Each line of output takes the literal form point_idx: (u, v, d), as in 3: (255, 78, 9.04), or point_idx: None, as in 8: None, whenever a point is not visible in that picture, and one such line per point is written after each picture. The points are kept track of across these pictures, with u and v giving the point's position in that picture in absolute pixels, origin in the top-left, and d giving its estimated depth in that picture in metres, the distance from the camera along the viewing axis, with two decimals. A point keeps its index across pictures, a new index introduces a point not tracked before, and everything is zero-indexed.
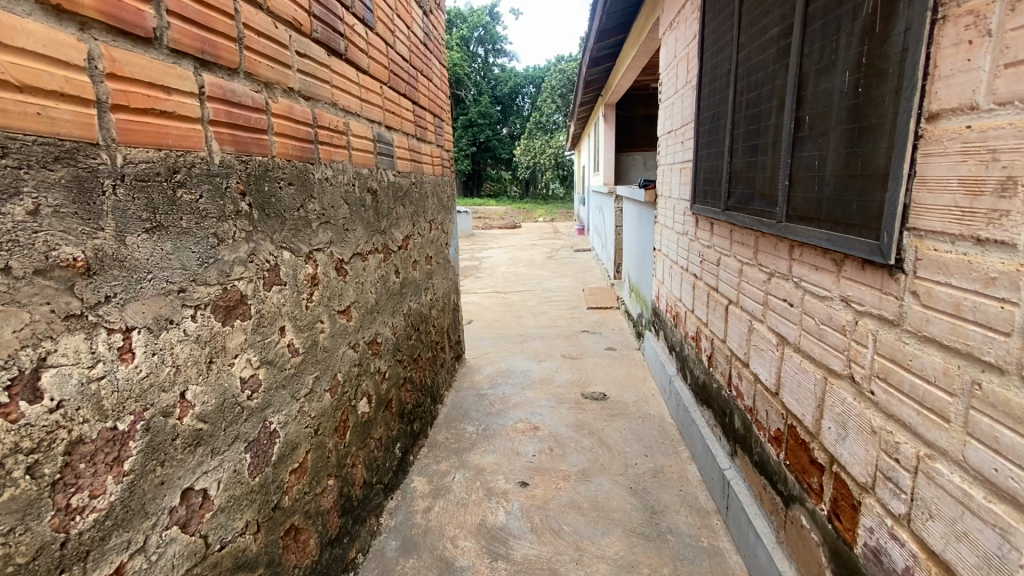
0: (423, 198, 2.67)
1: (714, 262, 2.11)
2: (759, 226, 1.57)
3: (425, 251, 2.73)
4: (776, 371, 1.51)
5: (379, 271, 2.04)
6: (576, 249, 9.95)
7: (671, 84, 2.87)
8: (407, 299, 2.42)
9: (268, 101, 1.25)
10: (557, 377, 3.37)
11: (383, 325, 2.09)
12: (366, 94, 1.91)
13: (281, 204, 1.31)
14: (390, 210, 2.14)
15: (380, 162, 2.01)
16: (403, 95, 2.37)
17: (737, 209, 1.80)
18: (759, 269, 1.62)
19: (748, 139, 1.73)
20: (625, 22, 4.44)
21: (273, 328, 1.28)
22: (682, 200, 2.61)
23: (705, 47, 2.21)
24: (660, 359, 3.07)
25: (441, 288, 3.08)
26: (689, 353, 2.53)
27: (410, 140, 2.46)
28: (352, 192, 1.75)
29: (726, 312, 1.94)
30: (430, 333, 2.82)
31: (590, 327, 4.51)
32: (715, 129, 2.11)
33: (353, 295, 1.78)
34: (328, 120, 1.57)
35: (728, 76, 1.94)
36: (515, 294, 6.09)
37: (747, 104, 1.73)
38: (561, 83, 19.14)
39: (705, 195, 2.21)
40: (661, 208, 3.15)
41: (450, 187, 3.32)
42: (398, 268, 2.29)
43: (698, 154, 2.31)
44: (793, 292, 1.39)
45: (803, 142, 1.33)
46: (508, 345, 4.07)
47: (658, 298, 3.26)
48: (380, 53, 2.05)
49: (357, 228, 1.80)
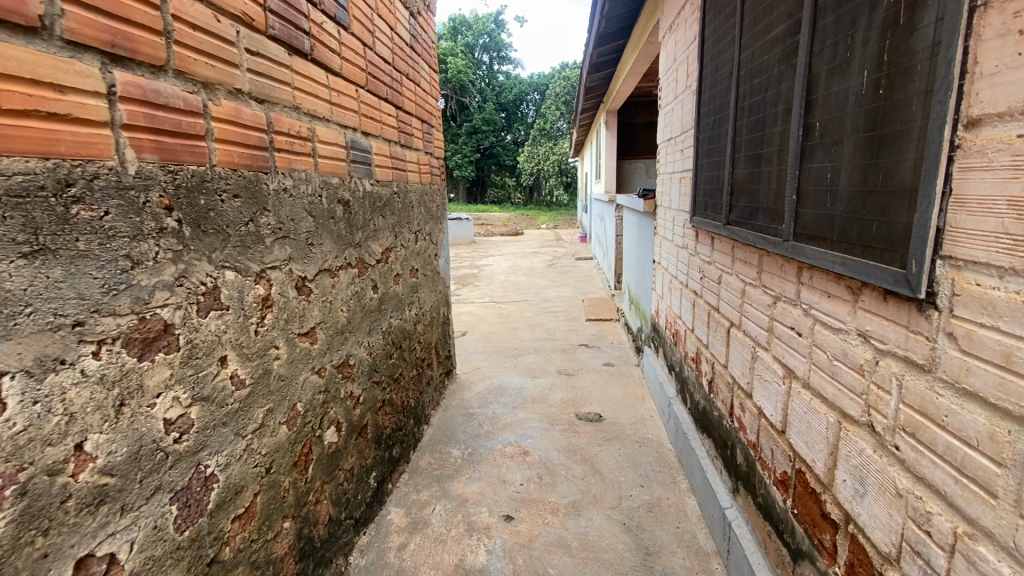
0: (408, 207, 2.53)
1: (714, 280, 1.95)
2: (763, 244, 1.41)
3: (409, 263, 2.59)
4: (782, 407, 1.35)
5: (352, 287, 1.90)
6: (578, 257, 9.79)
7: (670, 90, 2.72)
8: (387, 315, 2.27)
9: (206, 103, 1.11)
10: (550, 395, 3.20)
11: (357, 345, 1.94)
12: (337, 98, 1.77)
13: (223, 218, 1.17)
14: (367, 221, 2.00)
15: (354, 170, 1.87)
16: (384, 99, 2.24)
17: (739, 224, 1.64)
18: (763, 291, 1.46)
19: (751, 148, 1.57)
20: (625, 26, 4.29)
21: (210, 360, 1.13)
22: (682, 211, 2.46)
23: (705, 50, 2.06)
24: (659, 379, 2.90)
25: (428, 301, 2.93)
26: (689, 375, 2.36)
27: (392, 147, 2.32)
28: (318, 203, 1.61)
29: (728, 336, 1.78)
30: (414, 349, 2.67)
31: (589, 340, 4.34)
32: (715, 137, 1.95)
33: (318, 316, 1.63)
34: (286, 125, 1.43)
35: (729, 79, 1.79)
36: (513, 304, 5.93)
37: (750, 110, 1.58)
38: (565, 89, 19.02)
39: (705, 207, 2.05)
40: (660, 219, 3.00)
41: (440, 195, 3.18)
42: (377, 282, 2.15)
43: (698, 164, 2.15)
44: (801, 321, 1.23)
45: (812, 152, 1.18)
46: (502, 359, 3.91)
47: (658, 313, 3.10)
48: (355, 54, 1.91)
49: (324, 243, 1.66)
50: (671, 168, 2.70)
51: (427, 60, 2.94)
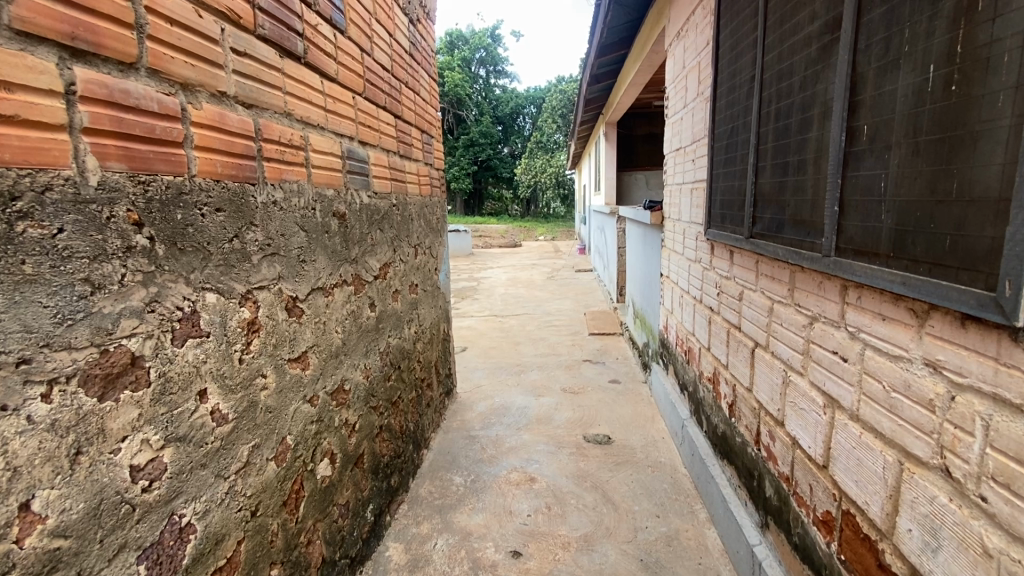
0: (407, 220, 2.41)
1: (734, 297, 1.83)
2: (797, 259, 1.30)
3: (408, 279, 2.46)
4: (824, 439, 1.23)
5: (348, 306, 1.77)
6: (577, 269, 9.69)
7: (679, 98, 2.63)
8: (385, 335, 2.14)
9: (184, 106, 0.99)
10: (555, 416, 3.06)
11: (353, 368, 1.81)
12: (333, 105, 1.66)
13: (203, 235, 1.04)
14: (364, 235, 1.88)
15: (350, 181, 1.75)
16: (382, 107, 2.13)
17: (765, 238, 1.53)
18: (797, 311, 1.35)
19: (778, 156, 1.47)
20: (626, 36, 4.22)
21: (186, 395, 1.00)
22: (694, 223, 2.35)
23: (720, 55, 1.97)
24: (670, 398, 2.77)
25: (428, 318, 2.80)
26: (705, 397, 2.23)
27: (391, 157, 2.21)
28: (311, 217, 1.49)
29: (753, 357, 1.66)
30: (414, 370, 2.54)
31: (592, 356, 4.21)
32: (732, 145, 1.85)
33: (311, 338, 1.50)
34: (276, 133, 1.32)
35: (750, 84, 1.69)
36: (513, 318, 5.80)
37: (776, 115, 1.48)
38: (562, 102, 19.06)
39: (722, 220, 1.94)
40: (669, 231, 2.89)
41: (440, 208, 3.06)
42: (374, 300, 2.02)
43: (713, 174, 2.05)
44: (847, 345, 1.11)
45: (858, 159, 1.07)
46: (503, 377, 3.77)
47: (667, 329, 2.98)
48: (352, 60, 1.80)
49: (318, 259, 1.54)
50: (680, 179, 2.60)
51: (427, 69, 2.84)
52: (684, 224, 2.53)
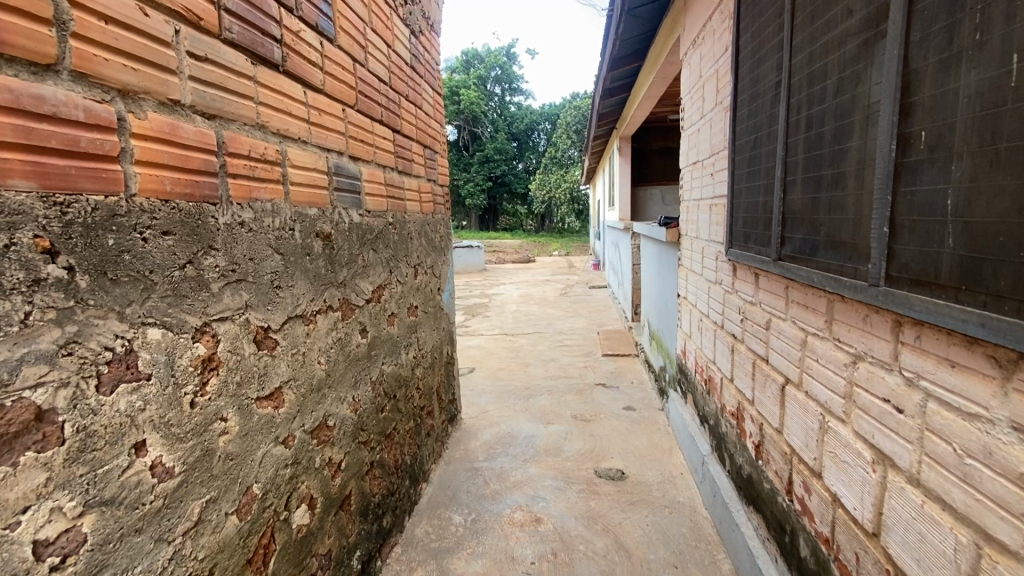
0: (406, 239, 2.27)
1: (761, 325, 1.64)
2: (836, 287, 1.11)
3: (407, 301, 2.31)
4: (872, 502, 1.04)
5: (334, 334, 1.62)
6: (591, 286, 9.49)
7: (695, 110, 2.47)
8: (379, 362, 1.99)
9: (122, 115, 0.87)
10: (565, 446, 2.87)
11: (339, 402, 1.66)
12: (320, 117, 1.54)
13: (144, 262, 0.91)
14: (355, 257, 1.74)
15: (338, 200, 1.62)
16: (379, 121, 2.00)
17: (796, 261, 1.35)
18: (836, 347, 1.16)
19: (811, 168, 1.29)
20: (640, 48, 4.09)
21: (116, 450, 0.85)
22: (713, 242, 2.17)
23: (741, 61, 1.81)
24: (689, 430, 2.56)
25: (429, 341, 2.65)
26: (728, 433, 2.02)
27: (388, 173, 2.08)
28: (289, 238, 1.35)
29: (783, 395, 1.46)
30: (413, 398, 2.38)
31: (606, 379, 4.01)
32: (756, 157, 1.68)
33: (287, 372, 1.36)
34: (246, 146, 1.19)
35: (775, 90, 1.52)
36: (524, 337, 5.62)
37: (807, 123, 1.31)
38: (577, 118, 19.03)
39: (745, 240, 1.76)
40: (686, 249, 2.70)
41: (444, 226, 2.93)
42: (366, 326, 1.87)
43: (734, 189, 1.88)
44: (904, 394, 0.93)
45: (912, 171, 0.89)
46: (511, 401, 3.58)
47: (685, 355, 2.78)
48: (343, 70, 1.68)
49: (297, 284, 1.40)
50: (697, 195, 2.43)
51: (431, 82, 2.73)
52: (703, 242, 2.35)
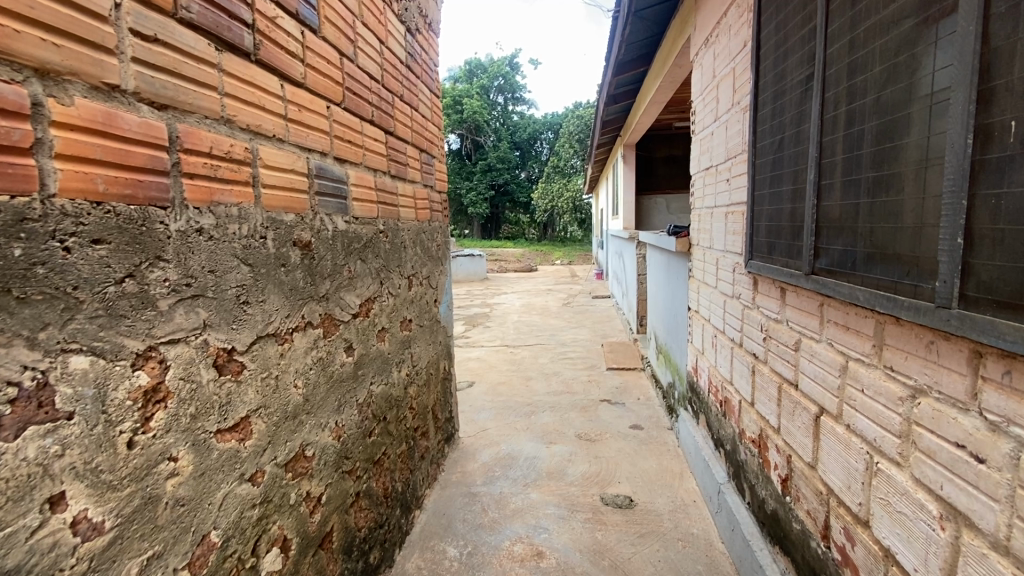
0: (399, 249, 2.12)
1: (788, 345, 1.48)
2: (891, 308, 0.95)
3: (400, 314, 2.16)
4: (939, 565, 0.87)
5: (313, 354, 1.46)
6: (594, 296, 9.31)
7: (708, 112, 2.32)
8: (367, 382, 1.82)
9: (39, 100, 0.73)
10: (569, 469, 2.69)
11: (319, 429, 1.49)
12: (300, 114, 1.39)
13: (64, 275, 0.75)
14: (341, 267, 1.59)
15: (321, 205, 1.47)
16: (370, 122, 1.85)
17: (835, 276, 1.19)
18: (889, 377, 1.00)
19: (853, 171, 1.13)
20: (647, 52, 3.96)
21: (22, 509, 0.69)
22: (730, 253, 2.01)
23: (762, 57, 1.66)
24: (702, 454, 2.39)
25: (425, 357, 2.49)
26: (748, 462, 1.85)
27: (380, 177, 1.93)
28: (260, 247, 1.20)
29: (820, 427, 1.30)
30: (406, 419, 2.21)
31: (611, 395, 3.83)
32: (782, 160, 1.52)
33: (255, 399, 1.20)
34: (206, 142, 1.03)
35: (807, 84, 1.37)
36: (526, 349, 5.44)
37: (847, 119, 1.15)
38: (579, 127, 18.98)
39: (768, 251, 1.60)
40: (697, 260, 2.54)
41: (442, 234, 2.77)
42: (353, 343, 1.71)
43: (755, 195, 1.72)
44: (985, 441, 0.77)
45: (994, 169, 0.74)
46: (512, 419, 3.40)
47: (697, 372, 2.61)
48: (328, 64, 1.54)
49: (269, 300, 1.24)
50: (711, 202, 2.27)
51: (428, 84, 2.59)
52: (717, 252, 2.19)
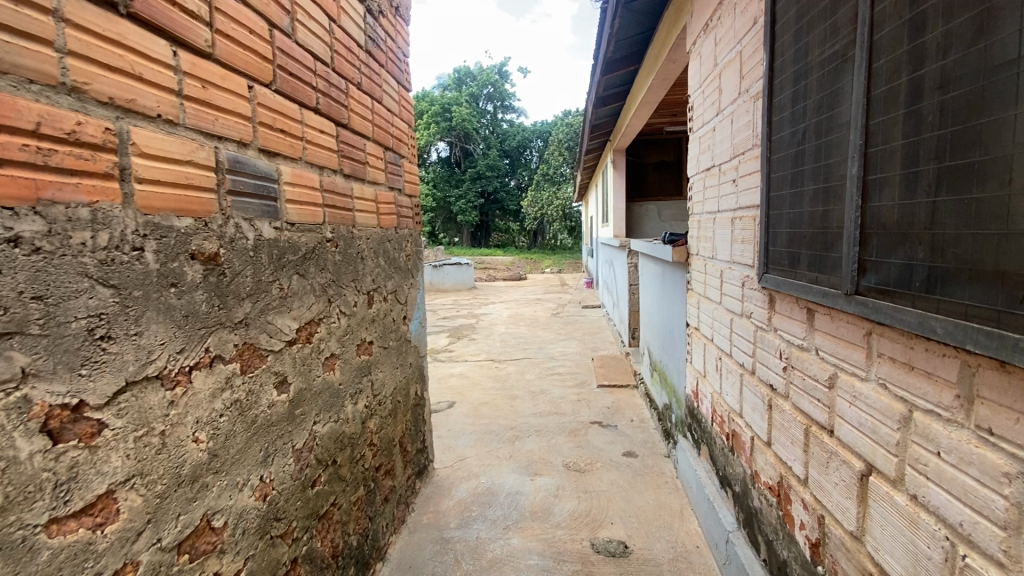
0: (356, 260, 1.81)
1: (818, 379, 1.20)
2: (992, 349, 0.68)
3: (358, 337, 1.85)
4: None
5: (224, 397, 1.15)
6: (584, 306, 9.01)
7: (709, 105, 2.05)
8: (308, 422, 1.50)
9: None
10: (555, 508, 2.38)
11: (234, 489, 1.18)
12: (205, 91, 1.09)
13: None
14: (268, 285, 1.28)
15: (237, 208, 1.17)
16: (314, 110, 1.55)
17: (892, 298, 0.91)
18: (985, 443, 0.73)
19: (917, 160, 0.85)
20: (638, 49, 3.71)
21: None
22: (739, 264, 1.73)
23: (777, 32, 1.39)
24: (706, 493, 2.10)
25: (390, 383, 2.18)
26: (763, 512, 1.56)
27: (329, 176, 1.63)
28: (131, 262, 0.89)
29: (869, 490, 1.02)
30: (364, 458, 1.90)
31: (602, 417, 3.53)
32: (807, 154, 1.25)
33: (123, 466, 0.90)
34: (28, 116, 0.74)
35: (842, 56, 1.09)
36: (512, 364, 5.13)
37: (908, 93, 0.87)
38: (568, 134, 18.80)
39: (790, 263, 1.32)
40: (698, 271, 2.26)
41: (412, 243, 2.47)
42: (287, 377, 1.40)
43: (771, 196, 1.44)
44: None
45: None
46: (494, 446, 3.09)
47: (698, 398, 2.32)
48: (249, 34, 1.23)
49: (146, 332, 0.93)
50: (714, 206, 1.99)
51: (395, 75, 2.29)
52: (721, 264, 1.91)
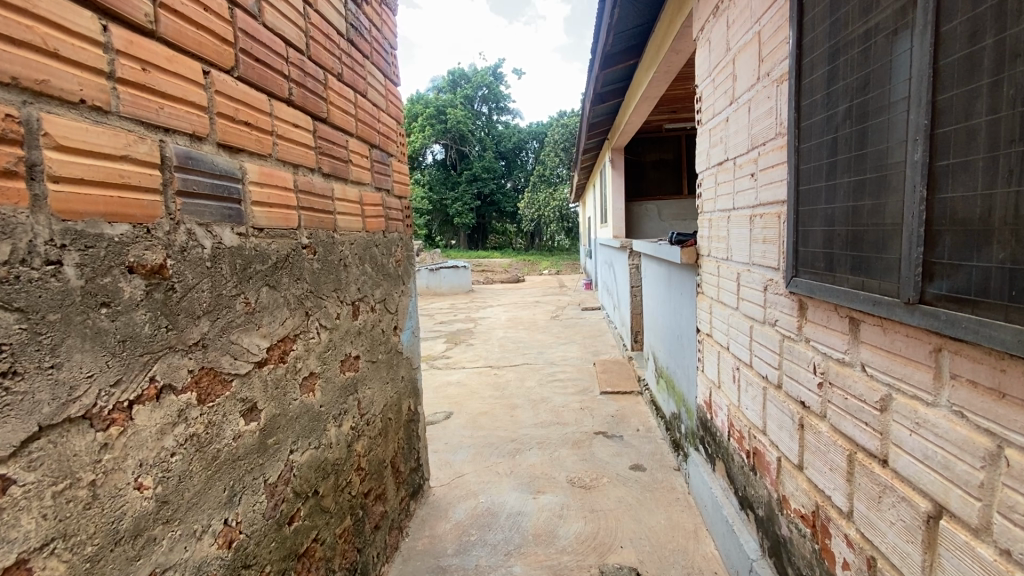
0: (338, 267, 1.65)
1: (865, 400, 1.04)
2: None
3: (342, 352, 1.69)
4: None
5: (176, 432, 0.98)
6: (583, 308, 8.86)
7: (721, 94, 1.89)
8: (283, 452, 1.34)
9: None
10: (561, 530, 2.22)
11: (191, 539, 1.01)
12: (146, 75, 0.92)
13: None
14: (229, 299, 1.12)
15: (190, 211, 1.00)
16: (285, 101, 1.38)
17: (971, 310, 0.75)
18: None
19: (1008, 139, 0.69)
20: (636, 42, 3.56)
21: None
22: (759, 266, 1.57)
23: (805, 6, 1.23)
24: (723, 514, 1.93)
25: (380, 400, 2.02)
26: (793, 542, 1.41)
27: (304, 176, 1.46)
28: (43, 279, 0.73)
29: (939, 536, 0.86)
30: (351, 485, 1.73)
31: (606, 426, 3.37)
32: (847, 141, 1.09)
33: (38, 530, 0.73)
34: None
35: (890, 25, 0.93)
36: (511, 371, 4.96)
37: (992, 60, 0.71)
38: (564, 136, 18.67)
39: (825, 266, 1.16)
40: (709, 274, 2.10)
41: (402, 247, 2.31)
42: (256, 402, 1.23)
43: (800, 190, 1.28)
44: None
45: None
46: (493, 461, 2.93)
47: (712, 409, 2.16)
48: (204, 12, 1.07)
49: (67, 364, 0.77)
50: (728, 203, 1.83)
51: (381, 67, 2.13)
52: (738, 266, 1.75)
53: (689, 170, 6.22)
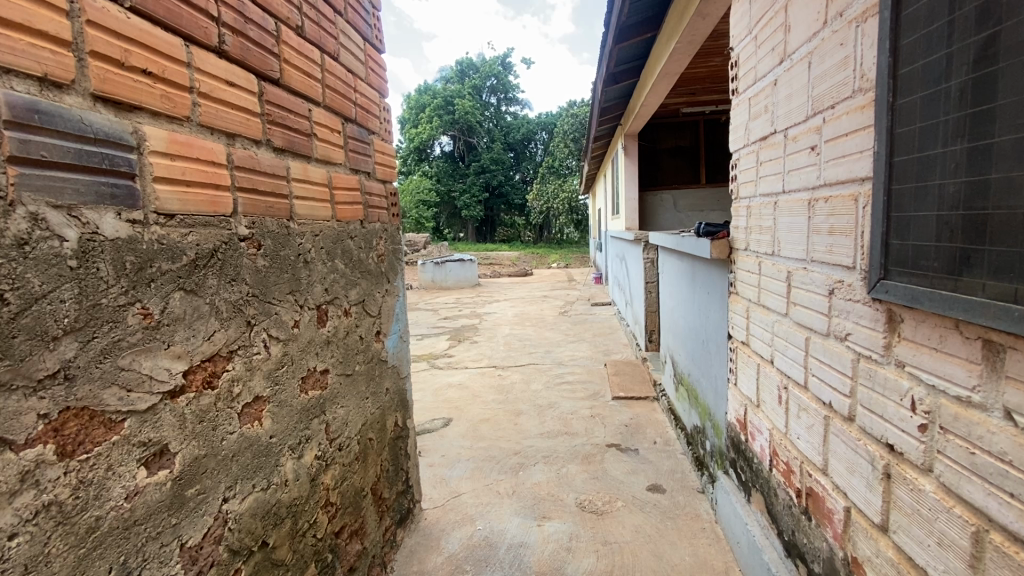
0: (294, 265, 1.33)
1: (1009, 461, 0.72)
2: None
3: (302, 368, 1.38)
4: None
5: (19, 504, 0.69)
6: (593, 302, 8.52)
7: (767, 53, 1.54)
8: (211, 503, 1.04)
9: None
10: (569, 567, 1.92)
11: None
12: None
13: None
14: (114, 312, 0.81)
15: (36, 187, 0.70)
16: (214, 51, 1.07)
17: None
18: None
19: None
20: (654, 11, 3.20)
21: None
22: (822, 264, 1.24)
23: None
24: (764, 563, 1.60)
25: (358, 417, 1.72)
26: None
27: (243, 148, 1.15)
28: None
29: None
30: (315, 526, 1.44)
31: (619, 438, 3.05)
32: (984, 85, 0.75)
33: None
34: None
35: None
36: (516, 372, 4.65)
37: None
38: (574, 125, 18.23)
39: (939, 266, 0.83)
40: (747, 270, 1.77)
41: (387, 240, 2.00)
42: (167, 444, 0.93)
43: (893, 162, 0.94)
44: None
45: None
46: (494, 478, 2.64)
47: (747, 431, 1.83)
48: None
49: None
50: (776, 186, 1.50)
51: (358, 27, 1.80)
52: (789, 262, 1.42)
53: (706, 157, 5.83)
